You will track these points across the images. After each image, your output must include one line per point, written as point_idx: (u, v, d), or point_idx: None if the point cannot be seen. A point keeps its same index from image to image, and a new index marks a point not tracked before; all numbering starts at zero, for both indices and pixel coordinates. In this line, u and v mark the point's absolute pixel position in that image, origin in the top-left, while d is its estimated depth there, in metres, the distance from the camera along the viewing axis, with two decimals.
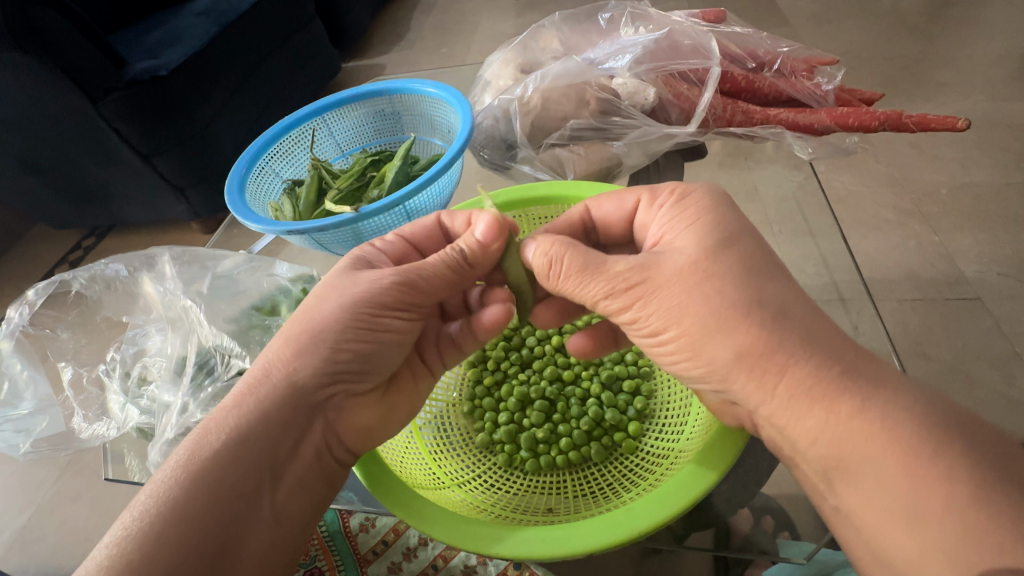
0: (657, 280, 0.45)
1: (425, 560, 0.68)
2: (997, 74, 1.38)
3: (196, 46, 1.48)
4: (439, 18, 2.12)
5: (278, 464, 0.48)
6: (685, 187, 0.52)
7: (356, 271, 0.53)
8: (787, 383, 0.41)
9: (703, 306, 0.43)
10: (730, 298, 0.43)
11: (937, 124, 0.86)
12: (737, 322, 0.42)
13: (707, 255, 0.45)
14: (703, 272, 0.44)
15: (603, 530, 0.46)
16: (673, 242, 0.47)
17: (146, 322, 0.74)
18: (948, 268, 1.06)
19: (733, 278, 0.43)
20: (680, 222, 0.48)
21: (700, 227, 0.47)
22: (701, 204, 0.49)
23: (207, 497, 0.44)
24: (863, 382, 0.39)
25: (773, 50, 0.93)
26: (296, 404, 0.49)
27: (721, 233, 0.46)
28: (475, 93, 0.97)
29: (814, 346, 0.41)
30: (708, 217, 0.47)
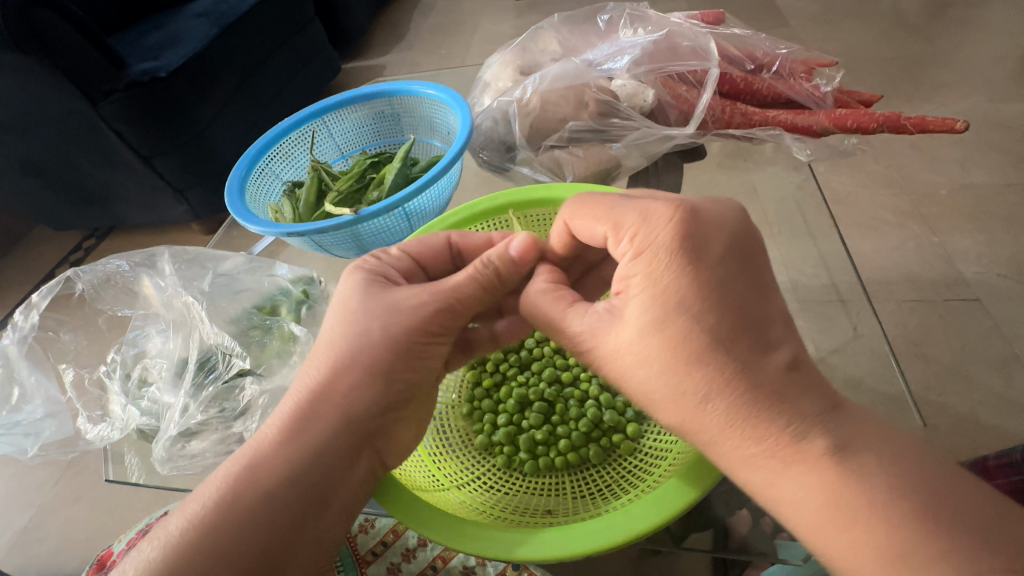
0: (603, 350, 0.45)
1: (425, 560, 0.68)
2: (996, 74, 1.38)
3: (196, 48, 1.49)
4: (439, 19, 2.12)
5: (326, 492, 0.47)
6: (639, 241, 0.44)
7: (386, 291, 0.51)
8: (714, 456, 0.41)
9: (641, 381, 0.43)
10: (663, 378, 0.42)
11: (936, 126, 0.86)
12: (668, 403, 0.42)
13: (642, 336, 0.42)
14: (638, 354, 0.42)
15: (601, 531, 0.46)
16: (622, 311, 0.44)
17: (147, 323, 0.74)
18: (947, 270, 1.07)
19: (664, 362, 0.41)
20: (626, 288, 0.44)
21: (646, 299, 0.42)
22: (648, 271, 0.43)
23: (243, 522, 0.44)
24: (794, 456, 0.37)
25: (772, 52, 0.93)
26: (350, 434, 0.48)
27: (663, 309, 0.41)
28: (474, 95, 0.97)
29: (742, 429, 0.39)
30: (654, 284, 0.42)
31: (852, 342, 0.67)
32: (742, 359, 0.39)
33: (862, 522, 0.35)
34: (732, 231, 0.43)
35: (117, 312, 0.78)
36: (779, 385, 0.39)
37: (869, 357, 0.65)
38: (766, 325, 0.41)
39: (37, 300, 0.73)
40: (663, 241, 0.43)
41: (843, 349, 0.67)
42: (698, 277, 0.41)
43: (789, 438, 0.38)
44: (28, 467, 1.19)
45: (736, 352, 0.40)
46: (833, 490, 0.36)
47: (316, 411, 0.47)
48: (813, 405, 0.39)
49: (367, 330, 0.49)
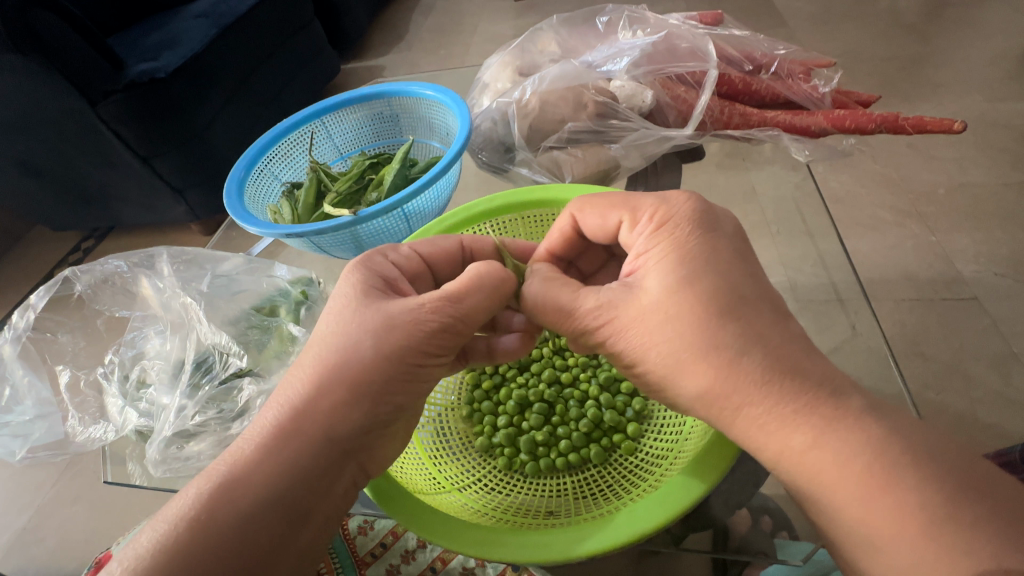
0: (625, 317, 0.45)
1: (423, 562, 0.68)
2: (994, 74, 1.39)
3: (195, 49, 1.48)
4: (438, 19, 2.12)
5: (308, 509, 0.46)
6: (660, 214, 0.47)
7: (382, 301, 0.51)
8: (743, 422, 0.41)
9: (669, 346, 0.43)
10: (692, 338, 0.42)
11: (933, 127, 0.86)
12: (696, 365, 0.41)
13: (671, 295, 0.43)
14: (666, 314, 0.43)
15: (605, 533, 0.46)
16: (645, 276, 0.45)
17: (146, 324, 0.75)
18: (946, 269, 1.07)
19: (695, 319, 0.42)
20: (648, 259, 0.46)
21: (670, 261, 0.44)
22: (670, 243, 0.46)
23: (224, 543, 0.43)
24: (829, 412, 0.38)
25: (770, 52, 0.94)
26: (330, 451, 0.47)
27: (690, 268, 0.44)
28: (473, 96, 0.97)
29: (774, 387, 0.39)
30: (679, 250, 0.45)
31: (850, 341, 0.67)
32: (761, 324, 0.41)
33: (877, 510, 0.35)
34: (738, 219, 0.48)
35: (115, 312, 0.78)
36: (800, 351, 0.41)
37: (868, 356, 0.66)
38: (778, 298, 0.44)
39: (35, 301, 0.73)
40: (683, 214, 0.47)
41: (842, 348, 0.67)
42: (712, 247, 0.45)
43: (812, 396, 0.39)
44: (27, 467, 1.19)
45: (754, 316, 0.42)
46: (861, 452, 0.36)
47: (297, 428, 0.47)
48: (831, 370, 0.41)
49: (357, 348, 0.48)
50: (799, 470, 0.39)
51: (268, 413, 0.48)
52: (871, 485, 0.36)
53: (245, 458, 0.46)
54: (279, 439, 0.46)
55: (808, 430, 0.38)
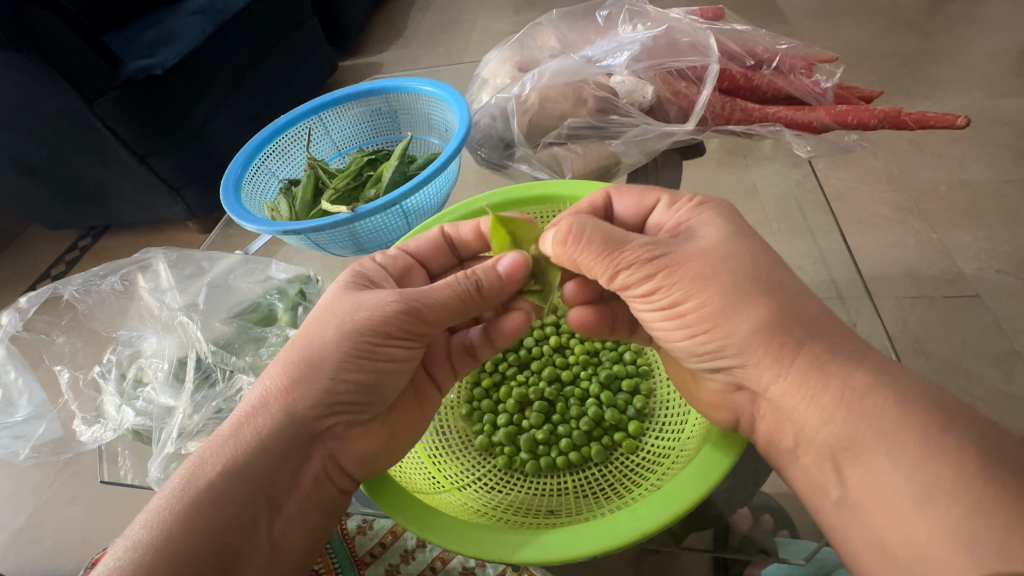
0: (684, 251, 0.47)
1: (423, 561, 0.67)
2: (996, 70, 1.38)
3: (192, 46, 1.47)
4: (437, 16, 2.11)
5: (279, 494, 0.48)
6: (704, 189, 0.55)
7: (353, 290, 0.54)
8: (805, 358, 0.43)
9: (728, 277, 0.45)
10: (751, 271, 0.45)
11: (936, 123, 0.86)
12: (761, 299, 0.44)
13: (728, 240, 0.47)
14: (724, 252, 0.46)
15: (605, 532, 0.46)
16: (699, 226, 0.50)
17: (141, 325, 0.73)
18: (946, 266, 1.06)
19: (755, 257, 0.46)
20: (699, 217, 0.51)
21: (722, 217, 0.50)
22: (719, 205, 0.52)
23: (202, 529, 0.44)
24: (873, 364, 0.43)
25: (772, 47, 0.93)
26: (295, 432, 0.49)
27: (738, 224, 0.49)
28: (472, 91, 0.96)
29: (823, 327, 0.44)
30: (729, 211, 0.51)
31: None
32: (796, 282, 0.47)
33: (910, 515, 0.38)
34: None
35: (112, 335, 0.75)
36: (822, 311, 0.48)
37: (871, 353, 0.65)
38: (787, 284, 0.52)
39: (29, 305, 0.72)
40: (722, 194, 0.55)
41: None
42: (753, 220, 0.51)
43: (853, 345, 0.44)
44: (25, 467, 1.18)
45: (791, 276, 0.48)
46: (908, 421, 0.39)
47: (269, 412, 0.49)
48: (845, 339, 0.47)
49: (322, 333, 0.51)
50: (848, 427, 0.41)
51: (244, 397, 0.50)
52: (924, 444, 0.38)
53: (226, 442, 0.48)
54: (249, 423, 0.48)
55: (865, 376, 0.42)
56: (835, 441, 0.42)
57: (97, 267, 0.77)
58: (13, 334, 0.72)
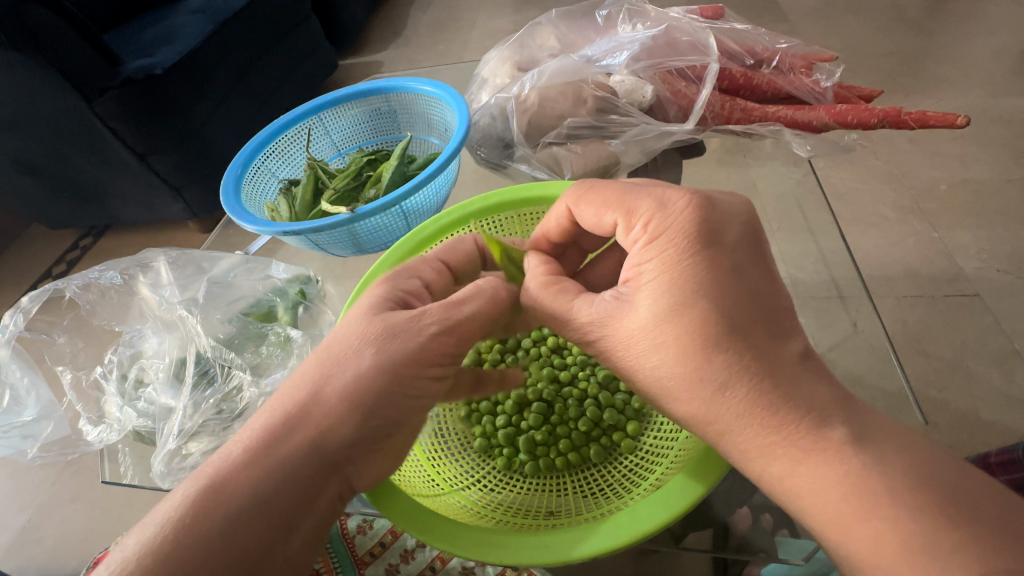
0: (613, 338, 0.45)
1: (423, 561, 0.68)
2: (997, 69, 1.37)
3: (191, 44, 1.47)
4: (437, 15, 2.10)
5: (293, 517, 0.43)
6: (655, 224, 0.46)
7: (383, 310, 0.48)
8: (726, 448, 0.42)
9: (654, 373, 0.44)
10: (681, 367, 0.42)
11: (937, 121, 0.86)
12: (684, 392, 0.43)
13: (660, 323, 0.43)
14: (652, 341, 0.43)
15: (603, 535, 0.46)
16: (636, 297, 0.45)
17: (141, 324, 0.74)
18: (947, 265, 1.06)
19: (684, 346, 0.42)
20: (642, 277, 0.45)
21: (661, 286, 0.43)
22: (663, 257, 0.44)
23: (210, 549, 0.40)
24: (809, 442, 0.39)
25: (772, 46, 0.93)
26: (318, 456, 0.44)
27: (679, 295, 0.42)
28: (471, 91, 0.96)
29: (755, 418, 0.40)
30: (673, 271, 0.43)
31: (852, 336, 0.67)
32: (755, 346, 0.41)
33: (860, 532, 0.36)
34: (743, 222, 0.46)
35: (111, 326, 0.76)
36: (796, 369, 0.41)
37: (870, 353, 0.65)
38: (778, 314, 0.43)
39: (29, 304, 0.72)
40: (682, 227, 0.45)
41: (843, 344, 0.67)
42: (708, 267, 0.43)
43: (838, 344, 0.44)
44: (27, 467, 1.18)
45: (751, 339, 0.41)
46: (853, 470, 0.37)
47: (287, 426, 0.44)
48: (826, 390, 0.40)
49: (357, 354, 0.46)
50: (777, 488, 0.40)
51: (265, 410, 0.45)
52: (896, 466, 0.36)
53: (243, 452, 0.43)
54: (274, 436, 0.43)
55: (787, 458, 0.39)
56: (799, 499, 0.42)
57: (99, 264, 0.78)
58: (17, 335, 0.72)
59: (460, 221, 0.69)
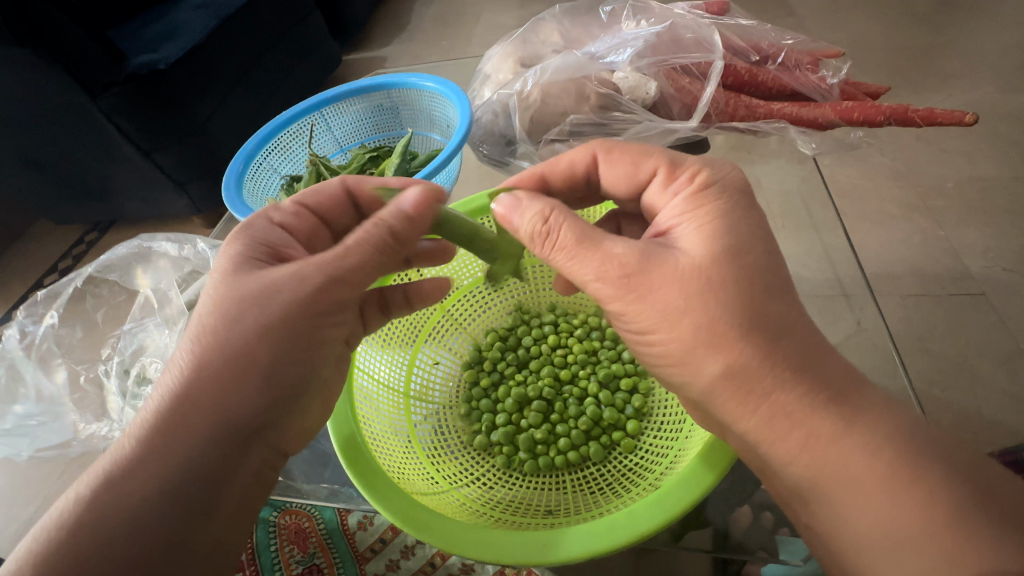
0: (662, 271, 0.44)
1: (423, 557, 0.69)
2: (1006, 65, 1.35)
3: (194, 40, 1.47)
4: (441, 9, 2.09)
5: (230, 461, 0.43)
6: (703, 176, 0.49)
7: (248, 270, 0.45)
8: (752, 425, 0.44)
9: (703, 314, 0.43)
10: (731, 310, 0.43)
11: (944, 120, 0.84)
12: (729, 336, 0.43)
13: (714, 259, 0.44)
14: (709, 279, 0.44)
15: (605, 534, 0.45)
16: (685, 237, 0.46)
17: (145, 318, 0.77)
18: (954, 264, 1.03)
19: (733, 292, 0.43)
20: (692, 220, 0.47)
21: (715, 225, 0.45)
22: (713, 204, 0.47)
23: (187, 456, 0.41)
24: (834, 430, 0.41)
25: (778, 42, 0.92)
26: (226, 439, 0.42)
27: (735, 237, 0.45)
28: (474, 88, 0.96)
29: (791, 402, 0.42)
30: (725, 217, 0.46)
31: (854, 335, 0.67)
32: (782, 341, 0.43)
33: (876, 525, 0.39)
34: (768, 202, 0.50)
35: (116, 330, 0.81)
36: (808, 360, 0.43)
37: (874, 351, 0.65)
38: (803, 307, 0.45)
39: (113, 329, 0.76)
40: (729, 182, 0.48)
41: (845, 344, 0.67)
42: (751, 221, 0.46)
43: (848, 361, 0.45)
44: None
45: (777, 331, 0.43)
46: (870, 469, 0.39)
47: (395, 237, 0.48)
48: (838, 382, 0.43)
49: (234, 317, 0.43)
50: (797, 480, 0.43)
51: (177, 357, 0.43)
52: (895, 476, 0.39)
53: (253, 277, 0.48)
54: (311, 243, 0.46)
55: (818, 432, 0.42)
56: None
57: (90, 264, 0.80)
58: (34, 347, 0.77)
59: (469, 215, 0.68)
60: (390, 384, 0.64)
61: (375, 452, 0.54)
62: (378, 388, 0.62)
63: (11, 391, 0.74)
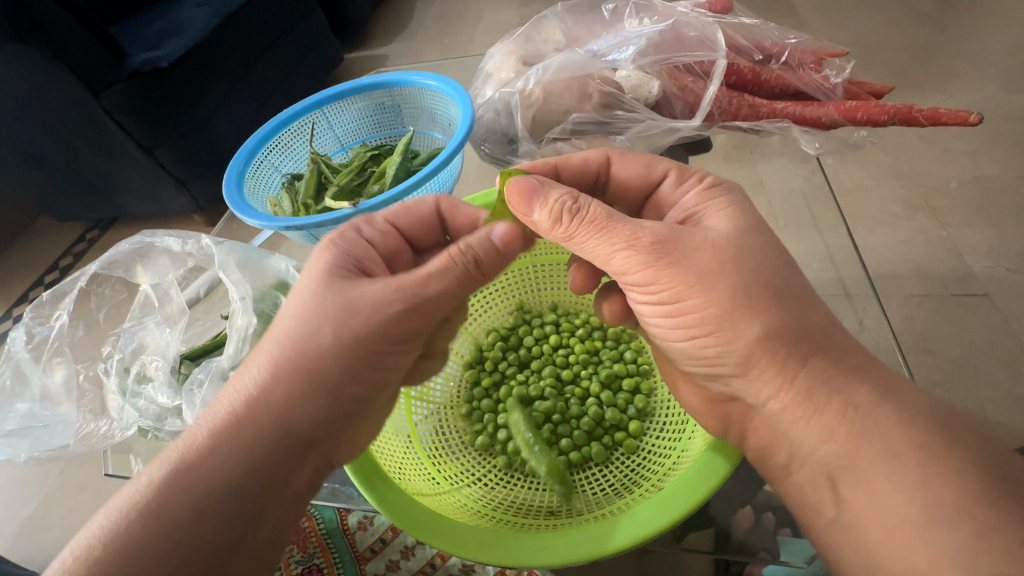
0: (693, 242, 0.47)
1: (423, 557, 0.69)
2: (1010, 65, 1.35)
3: (196, 37, 1.47)
4: (443, 7, 2.08)
5: (282, 476, 0.44)
6: (712, 177, 0.54)
7: (341, 284, 0.47)
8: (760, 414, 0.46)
9: (732, 280, 0.45)
10: (753, 279, 0.46)
11: (948, 120, 0.84)
12: (757, 299, 0.45)
13: (737, 234, 0.48)
14: (734, 248, 0.47)
15: (605, 537, 0.45)
16: (708, 218, 0.50)
17: (145, 317, 0.78)
18: (958, 264, 1.03)
19: (757, 265, 0.46)
20: (710, 206, 0.51)
21: (731, 209, 0.50)
22: (726, 193, 0.52)
23: (248, 469, 0.42)
24: None
25: (781, 41, 0.91)
26: (285, 446, 0.44)
27: (750, 218, 0.50)
28: (476, 85, 0.95)
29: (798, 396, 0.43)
30: (738, 204, 0.51)
31: (858, 335, 0.67)
32: None
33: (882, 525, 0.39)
34: None
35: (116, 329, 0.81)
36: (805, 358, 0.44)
37: (875, 350, 0.65)
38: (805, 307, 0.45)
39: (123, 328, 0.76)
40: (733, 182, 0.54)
41: None
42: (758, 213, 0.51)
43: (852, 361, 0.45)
44: None
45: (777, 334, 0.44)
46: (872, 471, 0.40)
47: (478, 265, 0.49)
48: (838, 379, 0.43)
49: (316, 333, 0.45)
50: None
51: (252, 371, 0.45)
52: None
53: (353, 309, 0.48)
54: (407, 280, 0.47)
55: None
56: (830, 457, 0.43)
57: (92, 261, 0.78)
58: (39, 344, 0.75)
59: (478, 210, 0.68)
60: None
61: (375, 452, 0.54)
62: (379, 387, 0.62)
63: (13, 390, 0.72)
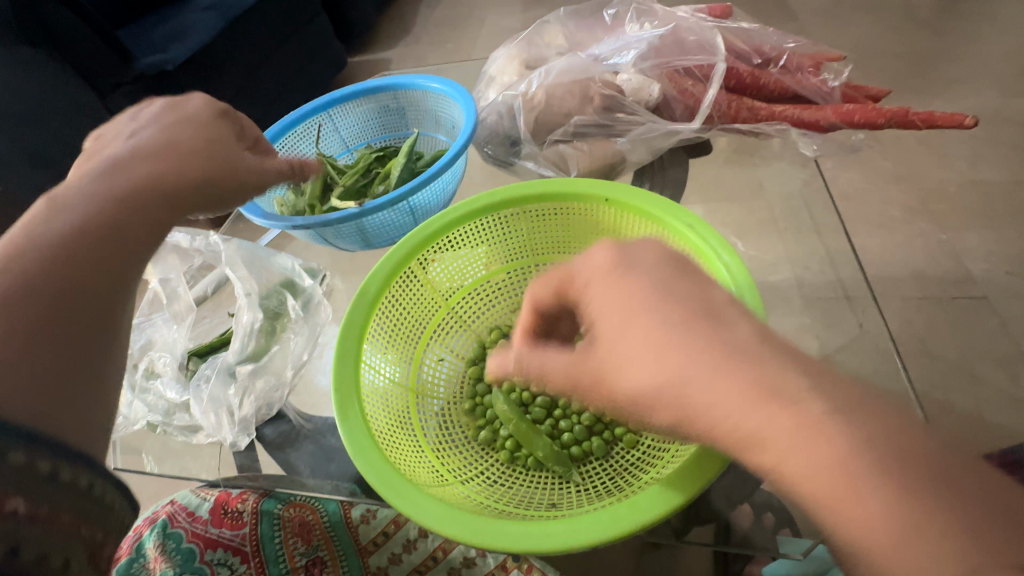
0: (596, 374, 0.42)
1: (425, 551, 0.70)
2: (1007, 71, 1.36)
3: (202, 41, 1.50)
4: (446, 12, 2.11)
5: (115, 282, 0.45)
6: (580, 276, 0.45)
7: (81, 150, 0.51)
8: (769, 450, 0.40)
9: (657, 411, 0.39)
10: (672, 409, 0.38)
11: (945, 123, 0.85)
12: (670, 404, 0.38)
13: (630, 363, 0.39)
14: (635, 377, 0.39)
15: (606, 524, 0.46)
16: (598, 339, 0.42)
17: (153, 315, 0.79)
18: (955, 267, 1.06)
19: (668, 388, 0.38)
20: (596, 320, 0.42)
21: (612, 324, 0.41)
22: (603, 299, 0.42)
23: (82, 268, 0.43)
24: None
25: (780, 46, 0.93)
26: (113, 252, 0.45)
27: (633, 324, 0.40)
28: (479, 89, 0.97)
29: None
30: (617, 307, 0.41)
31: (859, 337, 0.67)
32: None
33: None
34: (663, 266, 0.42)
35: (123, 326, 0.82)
36: None
37: (875, 350, 0.66)
38: None
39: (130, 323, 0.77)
40: (604, 267, 0.43)
41: (849, 345, 0.67)
42: (646, 299, 0.40)
43: None
44: None
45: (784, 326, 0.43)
46: None
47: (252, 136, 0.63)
48: None
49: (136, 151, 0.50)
50: None
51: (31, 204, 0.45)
52: None
53: (79, 203, 0.46)
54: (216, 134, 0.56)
55: None
56: None
57: None
58: None
59: (482, 211, 0.69)
60: (396, 379, 0.65)
61: (381, 443, 0.55)
62: (384, 382, 0.63)
63: None
